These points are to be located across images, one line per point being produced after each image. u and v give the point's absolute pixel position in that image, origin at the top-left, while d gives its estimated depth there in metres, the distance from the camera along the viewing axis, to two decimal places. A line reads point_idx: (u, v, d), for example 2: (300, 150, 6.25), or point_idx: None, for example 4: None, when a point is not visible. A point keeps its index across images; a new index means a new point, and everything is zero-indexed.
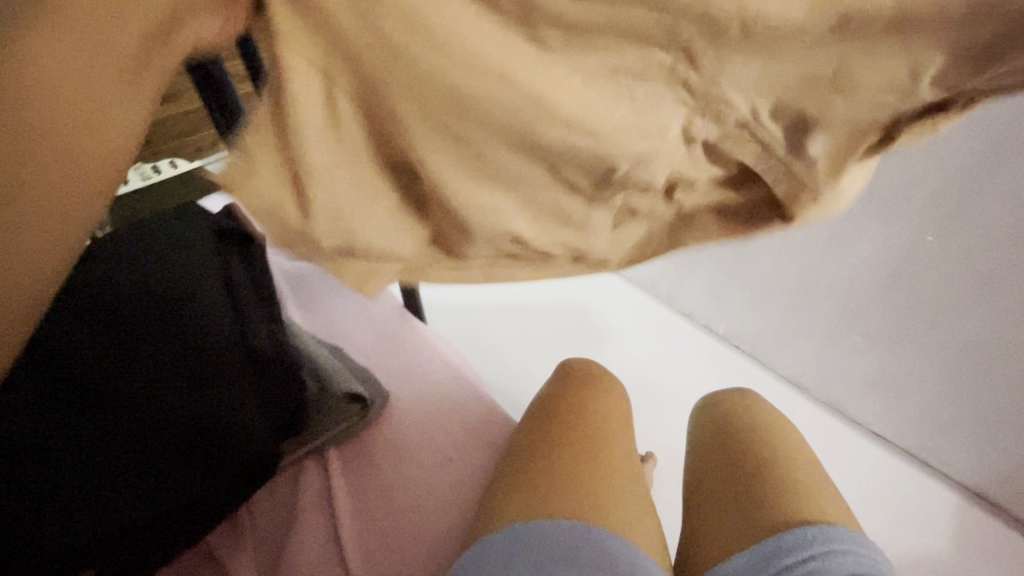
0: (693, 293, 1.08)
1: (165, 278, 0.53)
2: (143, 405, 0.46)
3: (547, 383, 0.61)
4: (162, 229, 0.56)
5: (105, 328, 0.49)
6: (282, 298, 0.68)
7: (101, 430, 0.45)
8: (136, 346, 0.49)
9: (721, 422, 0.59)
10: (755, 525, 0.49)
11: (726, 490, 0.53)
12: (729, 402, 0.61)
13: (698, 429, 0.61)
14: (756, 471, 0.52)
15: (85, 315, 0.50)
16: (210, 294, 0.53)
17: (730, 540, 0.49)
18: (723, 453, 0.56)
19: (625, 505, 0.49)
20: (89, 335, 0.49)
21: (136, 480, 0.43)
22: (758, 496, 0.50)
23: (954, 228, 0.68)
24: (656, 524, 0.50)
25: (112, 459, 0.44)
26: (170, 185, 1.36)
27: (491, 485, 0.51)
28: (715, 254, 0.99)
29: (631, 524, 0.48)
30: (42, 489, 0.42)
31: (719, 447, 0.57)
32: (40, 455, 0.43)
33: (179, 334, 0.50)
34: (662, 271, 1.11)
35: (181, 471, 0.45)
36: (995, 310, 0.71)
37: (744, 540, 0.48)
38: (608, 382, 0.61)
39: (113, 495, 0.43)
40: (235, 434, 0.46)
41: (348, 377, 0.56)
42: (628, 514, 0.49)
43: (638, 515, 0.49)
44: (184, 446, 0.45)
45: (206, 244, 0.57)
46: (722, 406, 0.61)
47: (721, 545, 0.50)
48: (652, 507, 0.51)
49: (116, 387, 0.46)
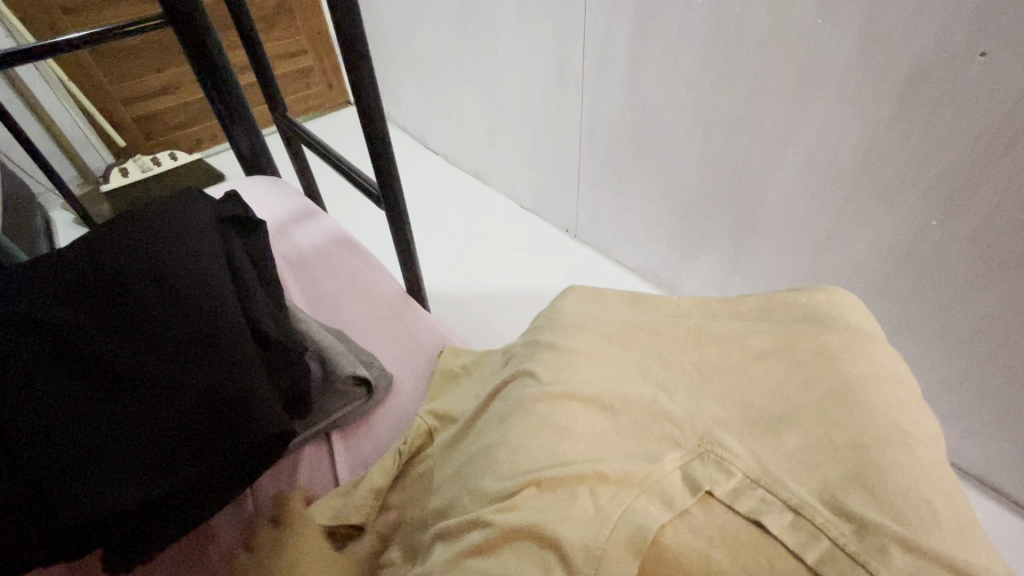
0: (700, 274, 1.14)
1: (182, 258, 0.53)
2: (148, 365, 0.46)
3: (585, 352, 0.48)
4: (186, 236, 0.56)
5: (107, 300, 0.50)
6: (283, 282, 0.68)
7: (115, 406, 0.44)
8: (135, 310, 0.49)
9: (806, 319, 0.48)
10: (870, 440, 0.37)
11: (837, 403, 0.40)
12: (790, 295, 0.51)
13: (754, 320, 0.50)
14: (864, 380, 0.42)
15: (100, 297, 0.50)
16: (217, 280, 0.52)
17: (898, 521, 0.33)
18: (820, 351, 0.44)
19: (701, 470, 0.39)
20: (93, 310, 0.49)
21: (157, 460, 0.43)
22: (882, 409, 0.40)
23: (977, 141, 0.66)
24: (800, 490, 0.37)
25: (127, 433, 0.43)
26: (173, 177, 1.44)
27: (532, 462, 0.40)
28: (717, 239, 1.06)
29: (719, 496, 0.38)
30: (62, 465, 0.40)
31: (851, 344, 0.44)
32: (52, 443, 0.41)
33: (200, 304, 0.50)
34: (666, 260, 1.20)
35: (203, 456, 0.44)
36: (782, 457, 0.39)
37: (919, 507, 0.34)
38: (629, 301, 0.55)
39: (109, 475, 0.41)
40: (256, 408, 0.46)
41: (351, 361, 0.54)
42: (711, 484, 0.38)
43: (744, 479, 0.38)
44: (201, 422, 0.44)
45: (216, 243, 0.57)
46: (792, 303, 0.50)
47: (924, 555, 0.32)
48: (771, 458, 0.39)
49: (119, 355, 0.46)
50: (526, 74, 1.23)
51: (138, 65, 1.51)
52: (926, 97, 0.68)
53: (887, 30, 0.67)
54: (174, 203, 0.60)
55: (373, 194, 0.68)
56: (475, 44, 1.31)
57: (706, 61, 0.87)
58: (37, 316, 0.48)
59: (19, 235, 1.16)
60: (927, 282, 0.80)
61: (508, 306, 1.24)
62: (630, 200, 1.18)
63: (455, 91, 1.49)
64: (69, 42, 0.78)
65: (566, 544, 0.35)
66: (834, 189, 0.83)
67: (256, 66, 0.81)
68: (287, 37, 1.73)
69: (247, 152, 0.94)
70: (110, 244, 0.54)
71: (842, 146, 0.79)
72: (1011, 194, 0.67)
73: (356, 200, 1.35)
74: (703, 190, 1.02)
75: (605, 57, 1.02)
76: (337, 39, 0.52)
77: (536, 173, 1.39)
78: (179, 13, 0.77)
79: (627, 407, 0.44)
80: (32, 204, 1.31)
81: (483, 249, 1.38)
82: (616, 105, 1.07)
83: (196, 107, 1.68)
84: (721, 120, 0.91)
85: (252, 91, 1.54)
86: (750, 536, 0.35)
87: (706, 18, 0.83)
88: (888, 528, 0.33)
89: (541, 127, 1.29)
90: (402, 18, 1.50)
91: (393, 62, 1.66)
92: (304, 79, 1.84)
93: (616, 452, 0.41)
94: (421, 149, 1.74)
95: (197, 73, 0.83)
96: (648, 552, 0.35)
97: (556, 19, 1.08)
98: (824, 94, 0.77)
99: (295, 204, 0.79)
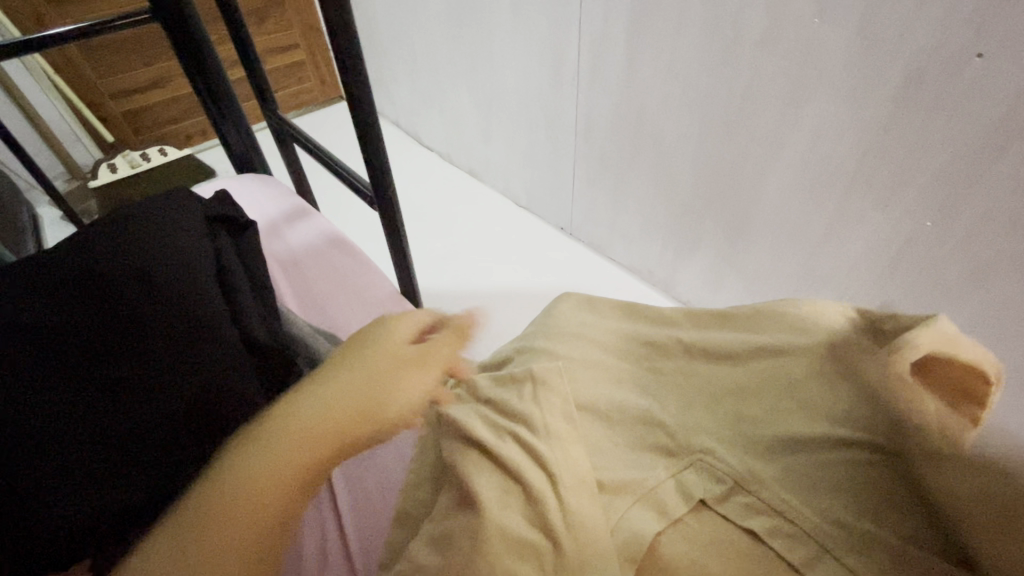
0: (694, 274, 1.15)
1: (170, 260, 0.52)
2: (129, 368, 0.45)
3: (578, 360, 0.48)
4: (175, 238, 0.55)
5: (85, 299, 0.48)
6: (277, 285, 0.67)
7: (102, 410, 0.43)
8: (117, 308, 0.48)
9: (796, 326, 0.48)
10: (859, 448, 0.37)
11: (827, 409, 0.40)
12: (779, 300, 0.51)
13: (742, 330, 0.50)
14: (857, 387, 0.41)
15: (82, 299, 0.48)
16: (203, 284, 0.52)
17: (888, 529, 0.34)
18: (812, 361, 0.44)
19: (693, 478, 0.40)
20: (71, 309, 0.47)
21: (145, 464, 0.42)
22: (872, 417, 0.39)
23: (972, 141, 0.66)
24: (792, 498, 0.37)
25: (111, 438, 0.42)
26: (163, 173, 1.42)
27: (527, 468, 0.40)
28: (713, 239, 1.06)
29: (711, 503, 0.38)
30: (48, 470, 0.40)
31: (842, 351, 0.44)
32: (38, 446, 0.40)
33: (189, 308, 0.49)
34: (660, 260, 1.20)
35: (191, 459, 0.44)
36: (777, 465, 0.39)
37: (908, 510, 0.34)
38: (620, 306, 0.55)
39: (94, 477, 0.40)
40: None
41: None
42: (703, 492, 0.38)
43: (734, 487, 0.38)
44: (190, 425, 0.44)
45: (204, 246, 0.56)
46: (782, 308, 0.50)
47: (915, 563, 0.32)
48: (764, 467, 0.39)
49: (100, 356, 0.45)
50: (520, 72, 1.22)
51: (126, 59, 1.49)
52: (922, 98, 0.68)
53: (885, 27, 0.67)
54: (164, 203, 0.59)
55: (367, 195, 0.67)
56: (470, 41, 1.30)
57: (702, 58, 0.86)
58: (20, 317, 0.47)
59: (5, 233, 1.14)
60: (920, 282, 0.80)
61: (501, 304, 1.23)
62: (623, 201, 1.18)
63: (449, 88, 1.48)
64: (55, 37, 0.77)
65: (561, 553, 0.36)
66: (828, 189, 0.83)
67: (246, 63, 0.80)
68: (278, 31, 1.71)
69: (238, 150, 0.93)
70: (91, 244, 0.53)
71: (838, 145, 0.79)
72: (1005, 196, 0.67)
73: (348, 197, 1.34)
74: (698, 192, 1.02)
75: (601, 53, 1.01)
76: (330, 40, 0.51)
77: (530, 170, 1.38)
78: (167, 7, 0.75)
79: (620, 416, 0.44)
80: (18, 202, 1.29)
81: (477, 247, 1.37)
82: (611, 101, 1.06)
83: (186, 102, 1.66)
84: (717, 119, 0.90)
85: (242, 86, 1.51)
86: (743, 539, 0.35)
87: (703, 16, 0.83)
88: (879, 536, 0.33)
89: (536, 125, 1.28)
90: (394, 13, 1.48)
91: (387, 59, 1.64)
92: (296, 74, 1.82)
93: (611, 460, 0.41)
94: (414, 145, 1.73)
95: (187, 69, 0.82)
96: (642, 561, 0.35)
97: (552, 16, 1.07)
98: (821, 94, 0.76)
99: (287, 204, 0.78)
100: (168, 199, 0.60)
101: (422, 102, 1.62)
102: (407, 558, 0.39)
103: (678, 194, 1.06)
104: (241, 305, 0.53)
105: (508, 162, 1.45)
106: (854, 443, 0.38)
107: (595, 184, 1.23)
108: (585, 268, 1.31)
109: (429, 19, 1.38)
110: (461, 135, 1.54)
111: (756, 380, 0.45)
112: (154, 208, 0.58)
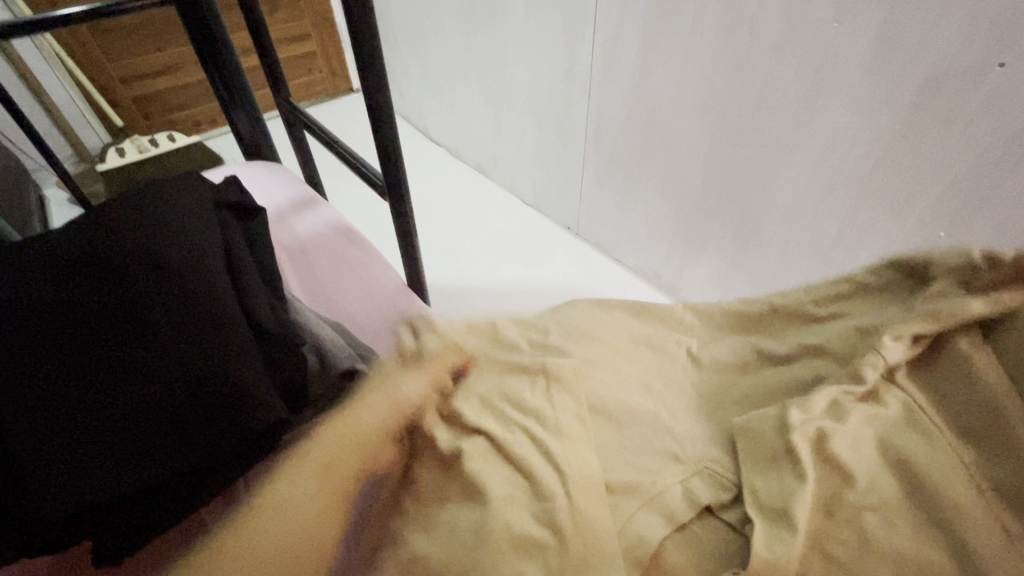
0: (700, 278, 1.14)
1: (178, 243, 0.51)
2: (133, 354, 0.44)
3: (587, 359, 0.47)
4: (183, 220, 0.54)
5: (92, 282, 0.48)
6: (284, 273, 0.67)
7: (105, 393, 0.43)
8: (123, 290, 0.47)
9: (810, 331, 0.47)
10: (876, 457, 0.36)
11: (828, 412, 0.38)
12: (793, 306, 0.50)
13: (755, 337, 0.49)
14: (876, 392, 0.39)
15: (90, 280, 0.48)
16: (210, 268, 0.51)
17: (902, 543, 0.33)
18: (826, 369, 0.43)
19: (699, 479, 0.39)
20: (80, 290, 0.48)
21: (145, 450, 0.41)
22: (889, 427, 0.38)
23: (988, 153, 0.66)
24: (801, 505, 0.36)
25: (108, 423, 0.41)
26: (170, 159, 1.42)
27: (532, 468, 0.39)
28: (721, 243, 1.05)
29: (716, 510, 0.38)
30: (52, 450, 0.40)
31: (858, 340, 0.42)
32: (43, 428, 0.40)
33: (194, 291, 0.48)
34: (666, 263, 1.20)
35: (192, 445, 0.43)
36: None
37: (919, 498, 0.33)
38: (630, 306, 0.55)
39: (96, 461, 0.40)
40: (244, 400, 0.44)
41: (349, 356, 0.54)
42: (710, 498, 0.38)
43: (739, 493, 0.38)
44: (191, 411, 0.43)
45: (211, 231, 0.56)
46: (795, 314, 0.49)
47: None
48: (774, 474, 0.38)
49: (105, 338, 0.45)
50: (532, 69, 1.22)
51: (137, 43, 1.49)
52: (939, 106, 0.67)
53: (902, 34, 0.66)
54: (171, 186, 0.59)
55: (377, 186, 0.67)
56: (482, 37, 1.30)
57: (717, 60, 0.86)
58: (31, 299, 0.47)
59: (12, 213, 1.14)
60: None
61: (504, 301, 1.23)
62: (632, 203, 1.18)
63: (459, 85, 1.48)
64: (68, 17, 0.76)
65: (565, 554, 0.35)
66: (839, 196, 0.83)
67: (260, 48, 0.79)
68: (290, 21, 1.70)
69: (247, 137, 0.92)
70: (100, 224, 0.53)
71: (851, 152, 0.78)
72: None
73: (355, 189, 1.33)
74: (707, 195, 1.01)
75: (615, 51, 1.01)
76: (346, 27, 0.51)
77: (539, 168, 1.38)
78: None
79: (629, 418, 0.43)
80: (26, 182, 1.29)
81: (482, 244, 1.37)
82: (624, 100, 1.05)
83: (196, 89, 1.66)
84: (729, 122, 0.90)
85: (253, 74, 1.51)
86: (752, 541, 0.34)
87: (722, 16, 0.82)
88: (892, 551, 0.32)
89: (545, 123, 1.28)
90: (408, 6, 1.48)
91: (399, 53, 1.64)
92: (307, 64, 1.81)
93: (617, 462, 0.41)
94: (423, 140, 1.73)
95: (199, 53, 0.81)
96: (646, 565, 0.36)
97: (566, 13, 1.06)
98: (837, 101, 0.76)
99: (295, 192, 0.77)
100: (177, 183, 0.60)
101: (433, 98, 1.62)
102: (406, 552, 0.38)
103: (686, 197, 1.05)
104: (248, 293, 0.52)
105: (516, 161, 1.45)
106: (867, 450, 0.36)
107: (603, 185, 1.23)
108: (592, 268, 1.30)
109: (443, 15, 1.37)
110: (471, 131, 1.54)
111: (766, 386, 0.45)
112: (163, 191, 0.58)
